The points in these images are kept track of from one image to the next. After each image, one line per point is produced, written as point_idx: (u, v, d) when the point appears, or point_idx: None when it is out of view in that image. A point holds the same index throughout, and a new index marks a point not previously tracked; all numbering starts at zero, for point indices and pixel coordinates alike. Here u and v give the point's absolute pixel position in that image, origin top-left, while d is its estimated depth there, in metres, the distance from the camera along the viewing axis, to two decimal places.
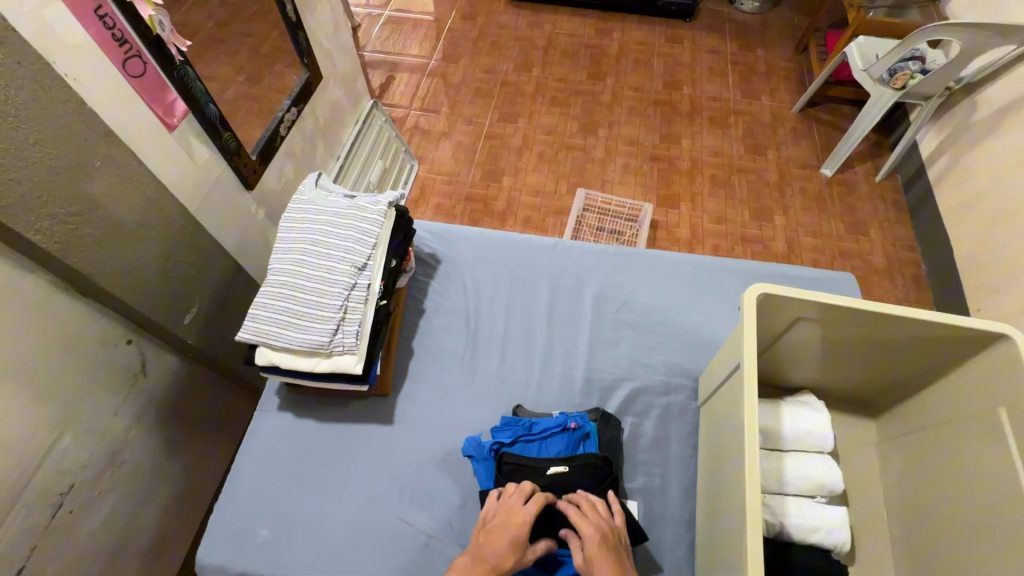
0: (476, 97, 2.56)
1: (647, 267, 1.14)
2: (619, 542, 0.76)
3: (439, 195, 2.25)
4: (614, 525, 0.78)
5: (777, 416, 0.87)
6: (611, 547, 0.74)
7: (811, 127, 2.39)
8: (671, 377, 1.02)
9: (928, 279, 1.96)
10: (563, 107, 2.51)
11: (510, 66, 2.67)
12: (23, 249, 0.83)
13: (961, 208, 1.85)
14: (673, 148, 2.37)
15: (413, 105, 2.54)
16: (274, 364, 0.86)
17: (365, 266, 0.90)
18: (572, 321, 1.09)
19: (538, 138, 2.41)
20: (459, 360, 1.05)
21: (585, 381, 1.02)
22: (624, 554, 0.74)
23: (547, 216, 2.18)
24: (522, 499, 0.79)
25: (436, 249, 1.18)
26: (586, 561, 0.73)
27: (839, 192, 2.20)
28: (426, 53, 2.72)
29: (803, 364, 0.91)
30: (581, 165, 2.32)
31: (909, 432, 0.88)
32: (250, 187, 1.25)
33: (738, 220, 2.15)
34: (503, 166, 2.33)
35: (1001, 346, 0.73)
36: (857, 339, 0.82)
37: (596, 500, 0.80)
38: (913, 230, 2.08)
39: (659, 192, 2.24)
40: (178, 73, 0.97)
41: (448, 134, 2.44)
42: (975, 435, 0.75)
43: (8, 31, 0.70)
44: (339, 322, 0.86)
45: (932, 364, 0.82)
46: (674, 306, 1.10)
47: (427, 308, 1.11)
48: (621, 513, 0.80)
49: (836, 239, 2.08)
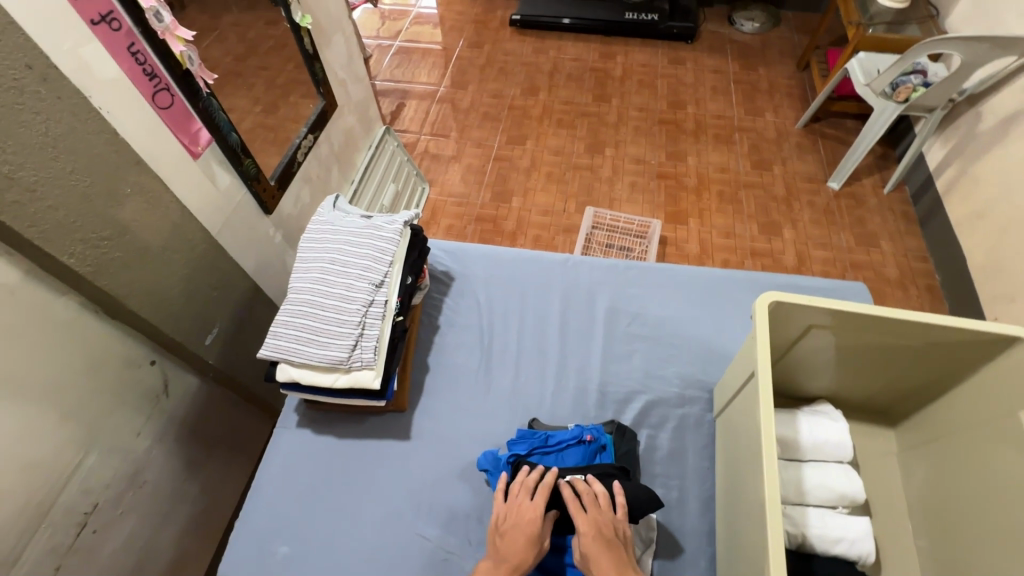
0: (484, 121, 2.63)
1: (658, 281, 1.16)
2: (617, 535, 0.77)
3: (450, 216, 2.30)
4: (615, 519, 0.79)
5: (793, 425, 0.87)
6: (607, 542, 0.76)
7: (816, 141, 2.41)
8: (685, 389, 1.02)
9: (942, 289, 1.95)
10: (569, 128, 2.57)
11: (517, 91, 2.74)
12: (56, 273, 0.86)
13: (971, 217, 1.85)
14: (679, 165, 2.40)
15: (423, 130, 2.61)
16: (294, 380, 0.88)
17: (382, 283, 0.93)
18: (584, 335, 1.10)
19: (546, 159, 2.46)
20: (474, 374, 1.06)
21: (599, 394, 1.03)
22: (620, 549, 0.76)
23: (557, 234, 2.21)
24: (528, 495, 0.82)
25: (449, 267, 1.20)
26: (584, 558, 0.75)
27: (847, 205, 2.20)
28: (435, 80, 2.81)
29: (818, 373, 0.91)
30: (589, 184, 2.36)
31: (928, 440, 0.87)
32: (268, 213, 1.31)
33: (747, 235, 2.16)
34: (512, 187, 2.37)
35: (1015, 349, 0.73)
36: (872, 346, 0.82)
37: (598, 493, 0.80)
38: (924, 240, 2.07)
39: (666, 209, 2.26)
40: (203, 104, 1.02)
41: (457, 157, 2.50)
42: (996, 440, 0.74)
43: (50, 69, 0.75)
44: (357, 338, 0.88)
45: (949, 370, 0.82)
46: (686, 318, 1.10)
47: (441, 324, 1.12)
48: (624, 506, 0.80)
49: (847, 251, 2.08)
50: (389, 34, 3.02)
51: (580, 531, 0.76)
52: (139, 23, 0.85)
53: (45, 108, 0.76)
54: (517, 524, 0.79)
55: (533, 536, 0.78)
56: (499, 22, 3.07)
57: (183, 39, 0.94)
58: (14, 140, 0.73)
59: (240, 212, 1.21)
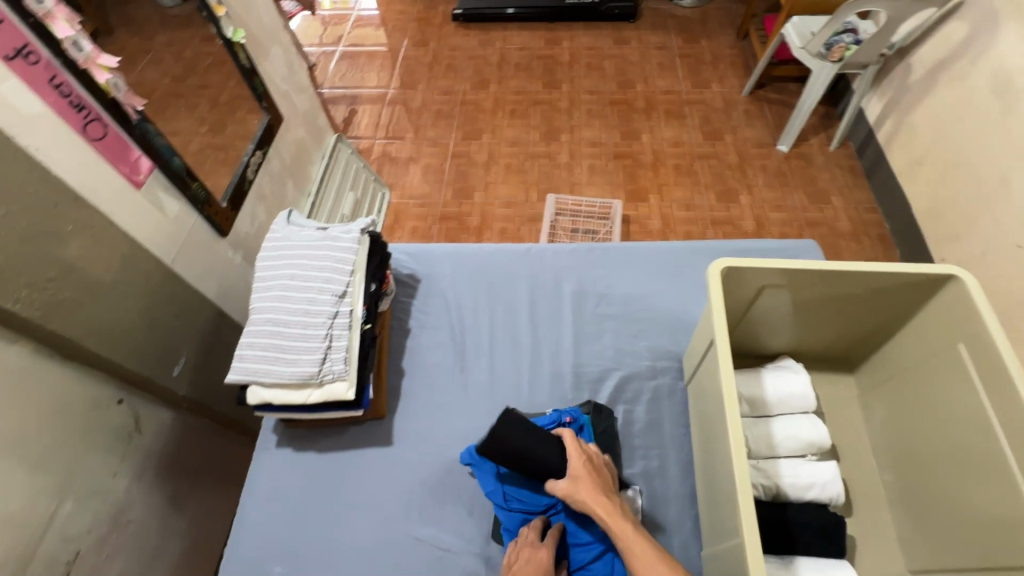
0: (438, 119, 2.61)
1: (620, 259, 1.18)
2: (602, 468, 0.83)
3: (414, 218, 2.28)
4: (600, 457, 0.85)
5: (759, 383, 0.91)
6: (596, 468, 0.81)
7: (762, 107, 2.48)
8: (656, 361, 1.05)
9: (893, 237, 2.03)
10: (523, 118, 2.57)
11: (467, 85, 2.73)
12: (1, 321, 0.83)
13: (911, 165, 1.94)
14: (634, 144, 2.43)
15: (377, 135, 2.58)
16: (266, 402, 0.87)
17: (345, 294, 0.93)
18: (554, 321, 1.12)
19: (503, 151, 2.46)
20: (450, 372, 1.06)
21: (574, 376, 1.05)
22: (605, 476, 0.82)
23: (522, 224, 2.22)
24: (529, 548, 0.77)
25: (413, 269, 1.20)
26: (571, 481, 0.80)
27: (798, 165, 2.28)
28: (384, 82, 2.77)
29: (777, 330, 0.95)
30: (548, 171, 2.37)
31: (883, 381, 0.92)
32: (224, 235, 1.28)
33: (706, 205, 2.21)
34: (472, 182, 2.37)
35: (949, 287, 0.78)
36: (824, 299, 0.86)
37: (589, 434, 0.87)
38: (872, 192, 2.16)
39: (626, 188, 2.30)
40: (138, 130, 1.00)
41: (415, 158, 2.48)
42: (944, 373, 0.80)
43: None
44: (326, 351, 0.88)
45: (894, 313, 0.87)
46: (650, 293, 1.13)
47: (412, 327, 1.13)
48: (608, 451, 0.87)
49: (801, 210, 2.15)
50: (331, 40, 2.97)
51: (570, 457, 0.83)
52: (59, 55, 0.83)
53: None
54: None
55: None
56: (441, 18, 3.04)
57: (109, 67, 0.91)
58: None
59: (194, 236, 1.19)
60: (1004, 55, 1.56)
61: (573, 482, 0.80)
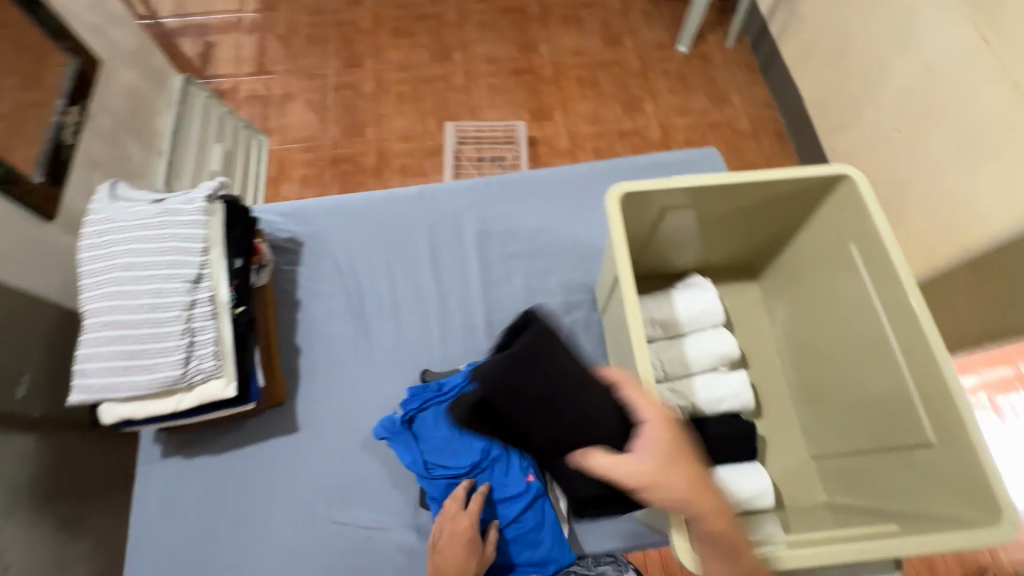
0: (311, 46, 2.27)
1: (523, 191, 1.09)
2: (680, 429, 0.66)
3: (301, 165, 2.03)
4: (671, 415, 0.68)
5: (668, 305, 0.89)
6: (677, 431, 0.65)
7: (659, 4, 2.36)
8: (569, 296, 1.01)
9: (788, 132, 2.08)
10: (409, 36, 2.29)
11: (339, 1, 2.37)
12: None
13: (802, 56, 1.94)
14: (533, 57, 2.26)
15: (241, 71, 2.21)
16: (127, 418, 0.74)
17: (201, 276, 0.78)
18: (460, 268, 1.04)
19: (392, 77, 2.21)
20: (352, 342, 0.97)
21: (487, 324, 0.99)
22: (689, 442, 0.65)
23: (424, 159, 2.05)
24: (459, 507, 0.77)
25: (293, 231, 1.05)
26: (649, 445, 0.63)
27: (698, 66, 2.23)
28: (237, 4, 2.34)
29: (684, 248, 0.92)
30: (445, 97, 2.17)
31: (784, 285, 0.94)
32: (51, 219, 1.10)
33: (613, 117, 2.14)
34: (362, 117, 2.13)
35: (840, 186, 0.77)
36: (725, 212, 0.83)
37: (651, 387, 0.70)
38: (767, 87, 2.17)
39: (530, 107, 2.16)
40: None
41: (291, 95, 2.17)
42: (837, 272, 0.81)
43: None
44: (189, 349, 0.74)
45: (791, 218, 0.86)
46: (557, 223, 1.07)
47: (302, 298, 1.00)
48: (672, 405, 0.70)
49: (704, 113, 2.14)
50: None
51: (642, 412, 0.65)
52: None
53: None
54: (451, 545, 0.73)
55: (472, 544, 0.73)
56: None
57: None
58: None
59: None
60: None
61: (663, 464, 0.61)
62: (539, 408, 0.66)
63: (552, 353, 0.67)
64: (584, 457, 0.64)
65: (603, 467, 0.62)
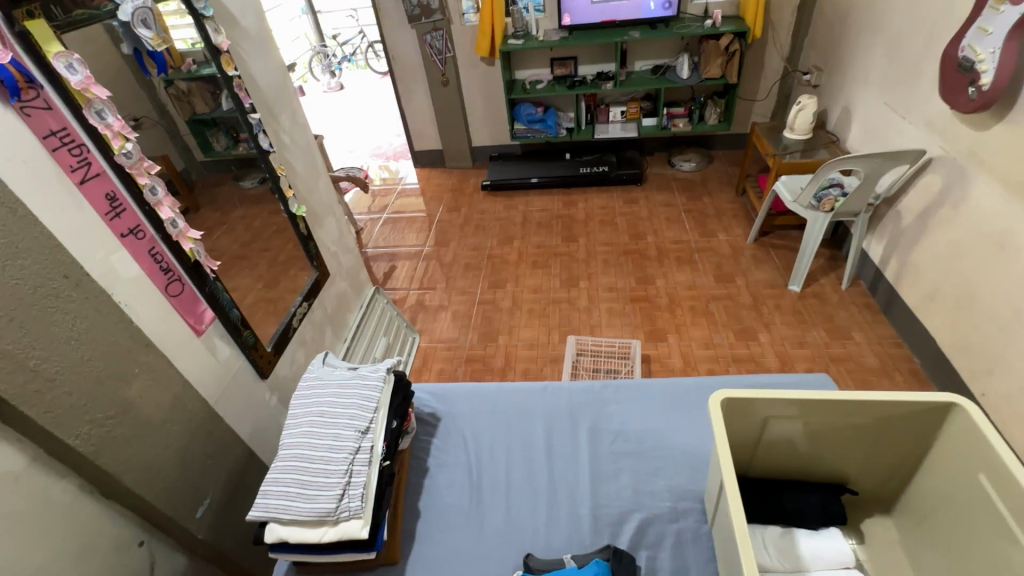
0: (467, 271, 2.87)
1: (631, 396, 1.22)
2: None
3: (440, 360, 2.39)
4: None
5: (793, 542, 0.87)
6: None
7: (768, 252, 2.66)
8: (677, 502, 1.02)
9: (926, 371, 1.99)
10: (544, 268, 2.80)
11: (494, 242, 3.04)
12: (62, 455, 0.91)
13: (925, 300, 1.99)
14: (649, 288, 2.58)
15: (411, 285, 2.82)
16: (282, 540, 0.89)
17: (368, 429, 1.00)
18: (571, 458, 1.13)
19: (526, 297, 2.64)
20: (465, 514, 1.05)
21: (592, 519, 1.02)
22: None
23: (544, 365, 2.29)
24: None
25: (435, 408, 1.26)
26: None
27: (813, 303, 2.35)
28: (420, 242, 3.13)
29: (795, 465, 0.93)
30: (568, 315, 2.50)
31: (925, 522, 0.86)
32: (264, 376, 1.39)
33: (726, 342, 2.25)
34: (497, 326, 2.51)
35: (956, 415, 0.79)
36: (833, 428, 0.86)
37: None
38: (893, 327, 2.17)
39: (645, 328, 2.38)
40: (209, 288, 1.18)
41: (445, 306, 2.67)
42: (977, 507, 0.76)
43: (92, 282, 0.92)
44: (345, 487, 0.92)
45: (910, 445, 0.85)
46: (664, 430, 1.14)
47: (430, 466, 1.14)
48: None
49: (824, 346, 2.16)
50: (377, 208, 3.45)
51: None
52: (159, 230, 1.04)
53: (75, 306, 0.89)
54: None
55: None
56: (472, 188, 3.53)
57: (194, 238, 1.12)
58: (41, 336, 0.84)
59: (238, 379, 1.30)
60: (981, 201, 1.71)
61: None
62: (767, 517, 0.90)
63: (741, 482, 0.94)
64: (808, 530, 0.89)
65: (807, 544, 0.87)
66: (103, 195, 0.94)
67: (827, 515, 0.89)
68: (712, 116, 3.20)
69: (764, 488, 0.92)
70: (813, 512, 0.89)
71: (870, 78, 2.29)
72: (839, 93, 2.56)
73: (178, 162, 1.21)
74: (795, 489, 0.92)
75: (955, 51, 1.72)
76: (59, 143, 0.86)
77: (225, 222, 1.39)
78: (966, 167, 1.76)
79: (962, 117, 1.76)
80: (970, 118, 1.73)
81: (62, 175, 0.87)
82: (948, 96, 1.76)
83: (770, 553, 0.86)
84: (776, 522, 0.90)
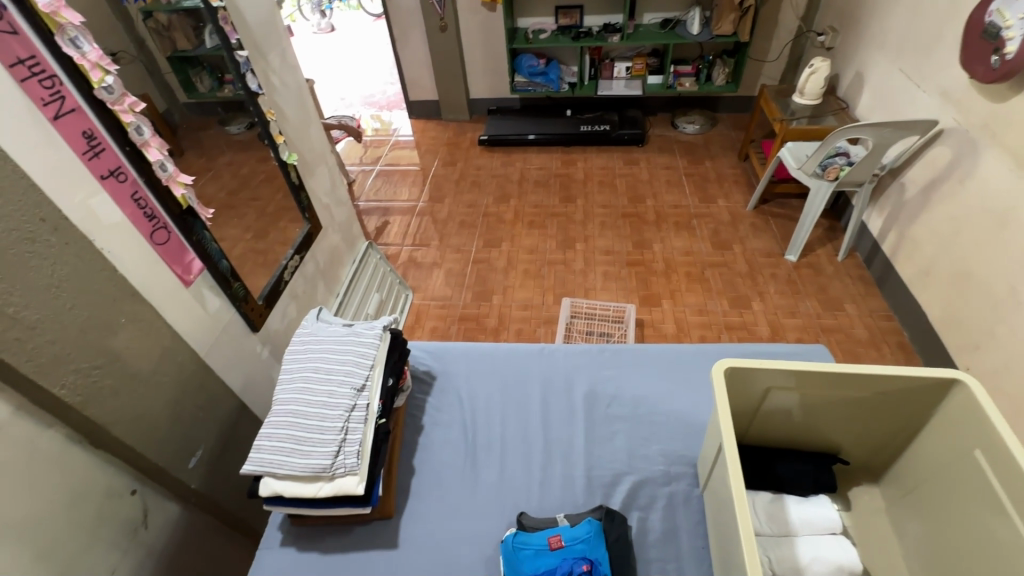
0: (462, 228, 2.81)
1: (629, 360, 1.22)
2: None
3: (433, 318, 2.37)
4: None
5: (781, 507, 0.89)
6: None
7: (767, 220, 2.63)
8: (670, 466, 1.04)
9: (913, 344, 2.02)
10: (540, 229, 2.75)
11: (490, 200, 2.97)
12: (48, 405, 0.88)
13: (920, 274, 2.00)
14: (646, 253, 2.56)
15: (404, 242, 2.76)
16: (278, 493, 0.89)
17: (363, 387, 0.99)
18: (566, 419, 1.13)
19: (521, 258, 2.61)
20: (460, 471, 1.06)
21: (586, 480, 1.03)
22: None
23: (538, 326, 2.28)
24: None
25: (430, 366, 1.25)
26: None
27: (808, 273, 2.35)
28: (414, 197, 3.04)
29: (789, 433, 0.94)
30: (564, 277, 2.48)
31: (912, 491, 0.88)
32: (256, 329, 1.35)
33: (719, 310, 2.25)
34: (492, 286, 2.49)
35: (958, 391, 0.79)
36: (831, 400, 0.87)
37: None
38: (886, 300, 2.19)
39: (640, 293, 2.37)
40: (197, 237, 1.12)
41: (438, 263, 2.63)
42: (968, 481, 0.77)
43: (70, 226, 0.86)
44: (340, 444, 0.91)
45: (906, 418, 0.86)
46: (660, 394, 1.15)
47: (425, 424, 1.14)
48: None
49: (816, 317, 2.17)
50: (370, 160, 3.34)
51: None
52: (144, 174, 0.98)
53: (53, 252, 0.84)
54: None
55: None
56: (469, 142, 3.42)
57: (184, 183, 1.07)
58: (18, 281, 0.80)
59: (228, 332, 1.27)
60: (988, 176, 1.68)
61: None
62: (758, 483, 0.91)
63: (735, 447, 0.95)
64: (797, 496, 0.90)
65: (796, 508, 0.88)
66: (80, 132, 0.87)
67: (817, 482, 0.91)
68: (720, 77, 3.09)
69: (757, 455, 0.93)
70: (804, 479, 0.91)
71: (887, 43, 2.21)
72: (853, 57, 2.47)
73: (161, 101, 1.13)
74: (788, 457, 0.93)
75: (982, 16, 1.65)
76: (28, 73, 0.78)
77: (211, 167, 1.31)
78: (977, 139, 1.72)
79: (980, 87, 1.71)
80: (988, 88, 1.68)
81: (33, 108, 0.80)
82: (969, 63, 1.70)
83: (761, 517, 0.88)
84: (767, 487, 0.91)
